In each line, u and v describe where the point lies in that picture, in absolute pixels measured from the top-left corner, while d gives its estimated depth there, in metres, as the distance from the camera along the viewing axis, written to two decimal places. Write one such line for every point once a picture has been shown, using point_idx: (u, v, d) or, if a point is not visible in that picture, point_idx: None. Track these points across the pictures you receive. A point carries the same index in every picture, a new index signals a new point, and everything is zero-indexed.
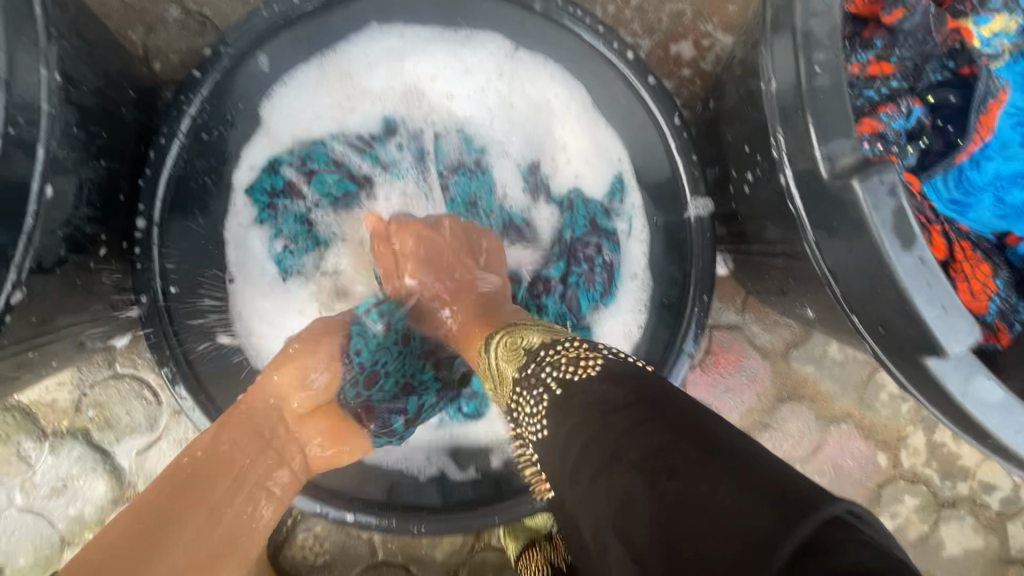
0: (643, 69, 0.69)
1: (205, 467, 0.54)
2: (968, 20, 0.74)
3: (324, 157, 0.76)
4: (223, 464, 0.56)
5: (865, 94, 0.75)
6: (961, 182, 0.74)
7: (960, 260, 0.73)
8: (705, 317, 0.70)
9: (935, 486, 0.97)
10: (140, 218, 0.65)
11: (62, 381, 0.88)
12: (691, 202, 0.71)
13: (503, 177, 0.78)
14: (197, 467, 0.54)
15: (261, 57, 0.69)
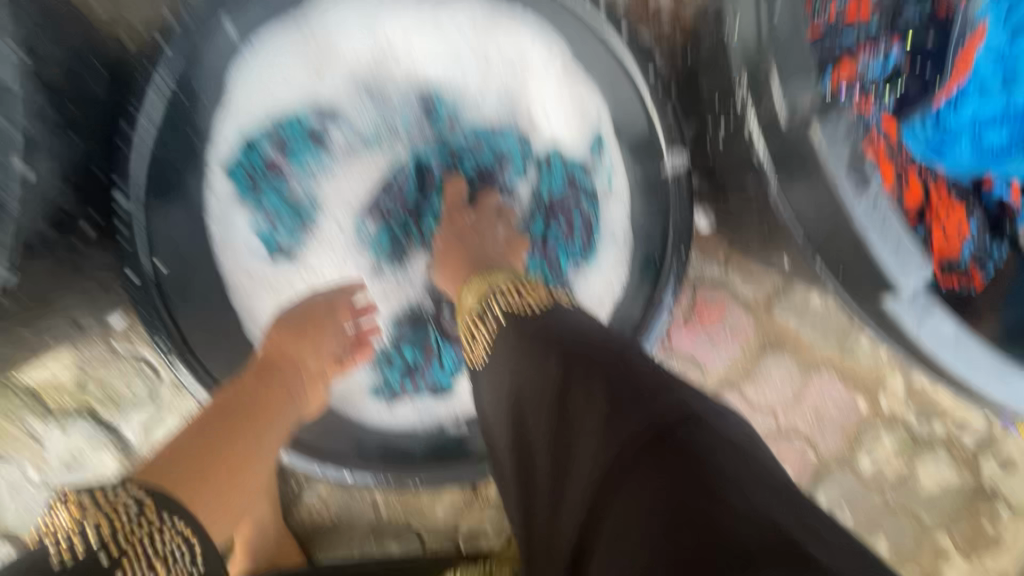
0: (614, 22, 0.69)
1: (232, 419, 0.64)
2: None
3: (299, 131, 0.77)
4: (262, 406, 0.67)
5: (847, 36, 0.73)
6: (939, 126, 0.76)
7: (936, 204, 0.77)
8: (683, 269, 0.73)
9: (912, 427, 1.01)
10: (120, 194, 0.65)
11: (63, 361, 0.90)
12: (667, 157, 0.72)
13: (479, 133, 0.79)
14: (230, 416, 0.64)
15: (226, 26, 0.68)
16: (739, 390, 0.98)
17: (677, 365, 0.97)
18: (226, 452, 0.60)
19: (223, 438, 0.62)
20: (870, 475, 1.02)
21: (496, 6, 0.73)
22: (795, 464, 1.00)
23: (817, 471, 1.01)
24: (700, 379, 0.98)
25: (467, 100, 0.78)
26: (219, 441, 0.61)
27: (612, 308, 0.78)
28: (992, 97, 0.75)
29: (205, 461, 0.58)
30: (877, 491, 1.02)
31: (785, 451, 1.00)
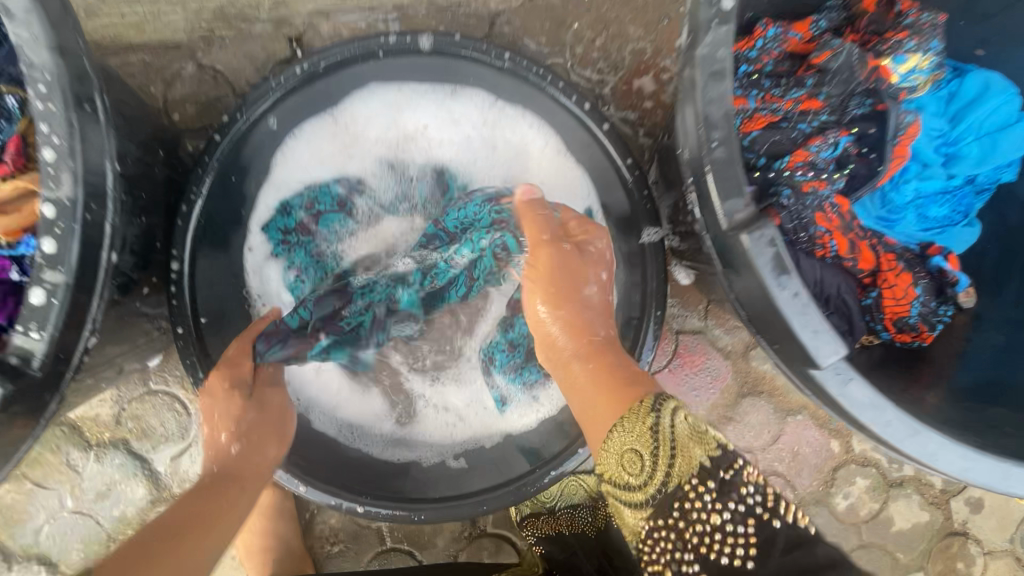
0: (599, 118, 0.81)
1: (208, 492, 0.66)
2: (888, 59, 0.87)
3: (329, 198, 0.86)
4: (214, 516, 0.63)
5: (799, 127, 0.86)
6: (885, 202, 0.90)
7: (887, 270, 0.88)
8: (660, 328, 0.83)
9: (884, 468, 1.08)
10: (174, 262, 0.76)
11: (103, 398, 1.00)
12: (645, 231, 0.82)
13: None
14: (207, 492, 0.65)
15: (270, 119, 0.80)
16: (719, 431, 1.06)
17: None
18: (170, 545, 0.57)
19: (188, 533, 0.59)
20: (845, 513, 1.08)
21: (502, 102, 0.86)
22: None
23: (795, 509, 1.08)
24: None
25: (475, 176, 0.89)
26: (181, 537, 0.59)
27: None
28: (929, 177, 0.90)
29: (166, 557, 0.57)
30: (853, 529, 1.08)
31: None
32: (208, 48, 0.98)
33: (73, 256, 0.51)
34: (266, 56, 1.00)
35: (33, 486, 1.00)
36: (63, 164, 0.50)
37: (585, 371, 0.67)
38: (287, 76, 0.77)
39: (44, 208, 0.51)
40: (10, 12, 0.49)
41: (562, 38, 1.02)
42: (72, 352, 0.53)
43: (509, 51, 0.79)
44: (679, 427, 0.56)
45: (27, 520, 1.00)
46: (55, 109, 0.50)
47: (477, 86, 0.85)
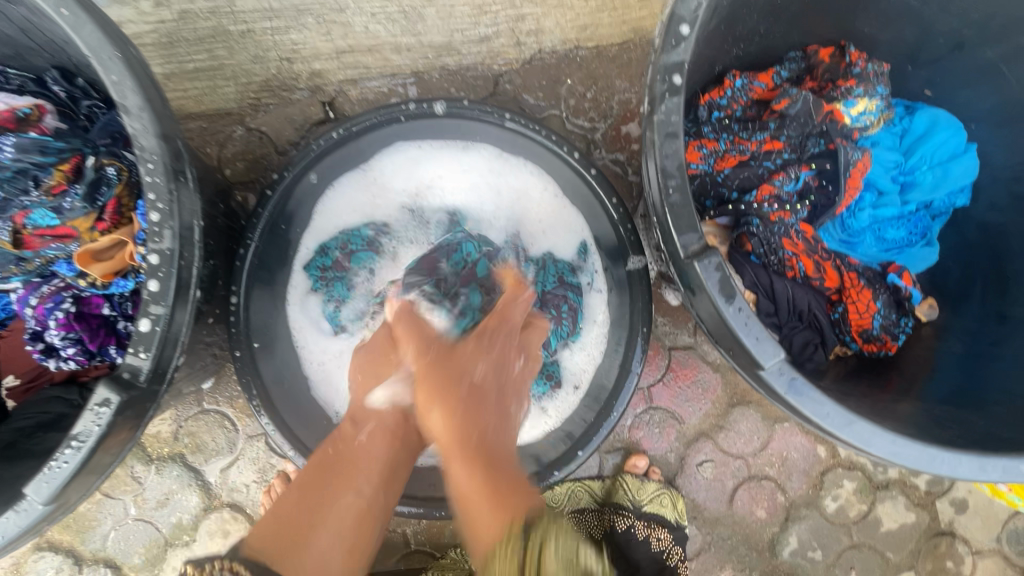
0: (587, 164, 0.95)
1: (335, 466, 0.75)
2: (840, 103, 1.00)
3: (360, 240, 1.01)
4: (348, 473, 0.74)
5: (764, 165, 0.99)
6: (845, 227, 1.02)
7: (850, 288, 0.98)
8: (648, 344, 0.94)
9: (869, 471, 1.16)
10: (234, 296, 0.90)
11: (164, 417, 1.14)
12: (630, 259, 0.95)
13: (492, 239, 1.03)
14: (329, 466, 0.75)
15: (310, 175, 0.95)
16: (713, 439, 1.16)
17: (657, 418, 1.16)
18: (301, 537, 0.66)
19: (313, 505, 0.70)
20: (835, 515, 1.16)
21: (506, 153, 1.00)
22: (767, 505, 1.16)
23: (787, 512, 1.16)
24: (678, 430, 1.16)
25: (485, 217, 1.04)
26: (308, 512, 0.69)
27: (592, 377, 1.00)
28: (884, 204, 1.02)
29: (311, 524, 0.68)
30: (843, 529, 1.16)
31: (757, 493, 1.16)
32: (255, 114, 1.16)
33: (172, 293, 0.66)
34: (304, 118, 1.17)
35: (103, 496, 1.13)
36: (166, 222, 0.65)
37: (464, 470, 0.69)
38: (325, 140, 0.92)
39: (149, 257, 0.65)
40: (129, 111, 0.64)
41: (557, 93, 1.18)
42: (166, 368, 0.67)
43: (509, 112, 0.94)
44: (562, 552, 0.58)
45: (96, 526, 1.14)
46: (160, 181, 0.65)
47: (484, 141, 1.00)
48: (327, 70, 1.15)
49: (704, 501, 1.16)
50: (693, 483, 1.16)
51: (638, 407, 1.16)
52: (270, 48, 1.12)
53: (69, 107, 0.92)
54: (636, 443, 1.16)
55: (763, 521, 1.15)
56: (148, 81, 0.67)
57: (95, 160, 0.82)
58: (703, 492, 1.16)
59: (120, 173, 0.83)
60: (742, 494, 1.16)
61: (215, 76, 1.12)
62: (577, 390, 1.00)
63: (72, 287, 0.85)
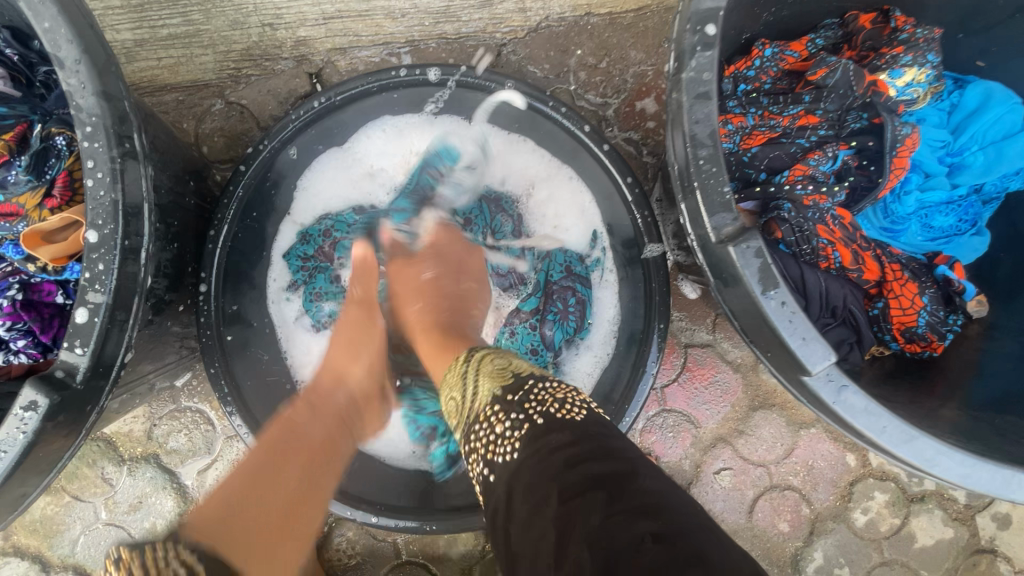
0: (600, 139, 0.83)
1: (278, 449, 0.67)
2: (884, 73, 0.89)
3: (346, 226, 0.91)
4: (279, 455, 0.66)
5: (797, 142, 0.88)
6: (888, 213, 0.91)
7: (892, 280, 0.88)
8: (663, 342, 0.82)
9: (903, 482, 1.06)
10: (203, 284, 0.81)
11: (136, 415, 1.05)
12: (646, 247, 0.83)
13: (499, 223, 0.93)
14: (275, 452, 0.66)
15: (289, 150, 0.84)
16: (732, 445, 1.06)
17: (672, 422, 1.06)
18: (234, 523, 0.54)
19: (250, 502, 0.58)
20: (865, 529, 1.06)
21: (508, 130, 0.90)
22: (791, 518, 1.06)
23: (813, 525, 1.06)
24: (694, 435, 1.06)
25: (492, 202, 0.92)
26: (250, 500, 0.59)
27: (592, 387, 0.89)
28: (934, 188, 0.90)
29: (249, 513, 0.57)
30: (873, 545, 1.06)
31: (780, 505, 1.06)
32: (235, 85, 1.06)
33: (111, 277, 0.56)
34: (287, 89, 1.06)
35: (71, 499, 1.05)
36: (106, 195, 0.56)
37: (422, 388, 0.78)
38: (305, 110, 0.81)
39: (87, 235, 0.56)
40: (63, 64, 0.55)
41: (566, 65, 1.07)
42: (111, 365, 0.59)
43: (513, 78, 0.82)
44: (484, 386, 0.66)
45: (65, 531, 1.06)
46: (101, 148, 0.56)
47: (484, 116, 0.89)
48: (314, 37, 1.04)
49: (722, 512, 1.06)
50: (710, 492, 1.06)
51: (650, 410, 1.06)
52: (250, 12, 1.01)
53: (22, 71, 0.78)
54: (648, 449, 1.06)
55: (785, 535, 1.06)
56: (89, 30, 0.57)
57: (43, 129, 0.73)
58: (720, 502, 1.06)
59: (71, 142, 0.73)
60: (763, 505, 1.06)
61: (190, 43, 1.02)
62: None
63: (20, 273, 0.76)
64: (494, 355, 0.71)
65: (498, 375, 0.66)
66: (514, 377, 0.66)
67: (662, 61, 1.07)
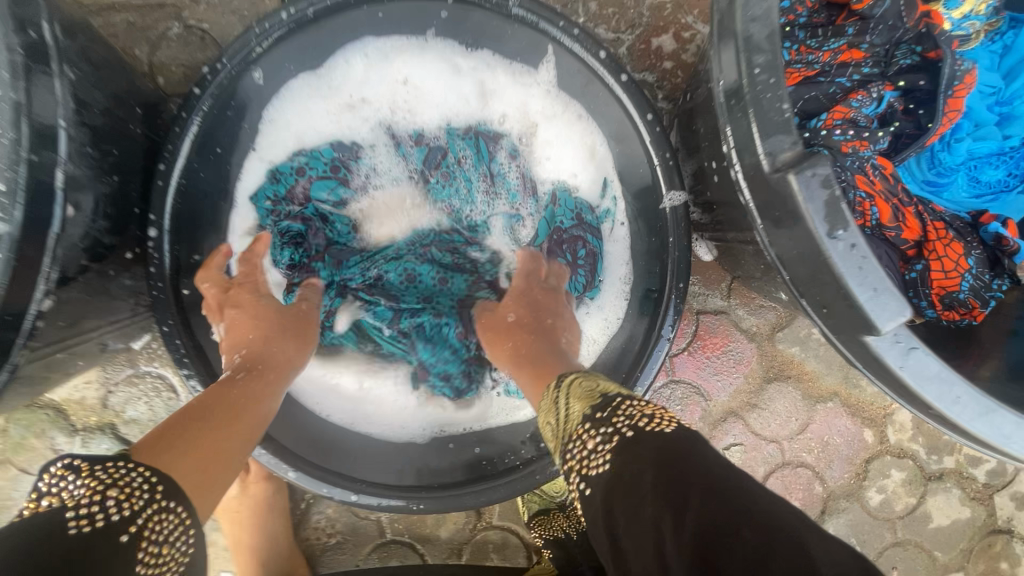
0: (617, 68, 0.71)
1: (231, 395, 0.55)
2: (939, 4, 0.78)
3: (322, 164, 0.79)
4: (234, 401, 0.55)
5: (837, 81, 0.77)
6: (934, 164, 0.82)
7: (934, 240, 0.78)
8: (682, 303, 0.73)
9: (921, 460, 1.00)
10: (150, 229, 0.69)
11: (88, 380, 0.95)
12: (665, 194, 0.73)
13: (500, 165, 0.82)
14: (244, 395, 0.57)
15: (254, 72, 0.72)
16: (743, 419, 0.99)
17: (680, 394, 0.98)
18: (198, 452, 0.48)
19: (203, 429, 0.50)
20: (879, 509, 1.00)
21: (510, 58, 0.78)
22: (802, 497, 0.99)
23: (825, 504, 1.00)
24: (704, 409, 0.98)
25: (490, 141, 0.81)
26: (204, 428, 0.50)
27: (600, 353, 0.81)
28: (986, 136, 0.81)
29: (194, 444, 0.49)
30: (887, 525, 1.01)
31: (792, 483, 0.99)
32: (195, 6, 0.92)
33: (14, 199, 0.46)
34: (255, 12, 0.93)
35: (18, 472, 0.95)
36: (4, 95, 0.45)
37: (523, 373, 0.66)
38: (271, 23, 0.69)
39: None
40: None
41: None
42: (23, 314, 0.48)
43: None
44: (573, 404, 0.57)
45: (12, 506, 0.96)
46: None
47: (484, 41, 0.77)
48: None
49: None
50: None
51: (657, 381, 0.98)
52: None
53: None
54: None
55: None
56: None
57: None
58: None
59: None
60: (774, 483, 0.99)
61: None
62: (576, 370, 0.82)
63: None
64: (583, 377, 0.60)
65: (586, 390, 0.58)
66: (602, 395, 0.55)
67: None
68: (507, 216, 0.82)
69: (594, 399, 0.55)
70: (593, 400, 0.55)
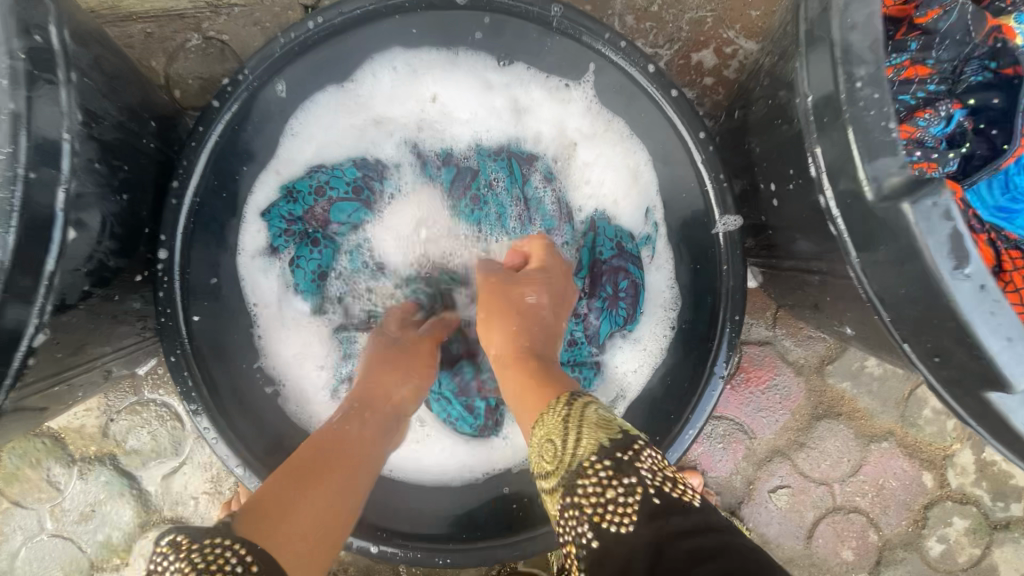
0: (667, 83, 0.65)
1: (324, 456, 0.54)
2: (1010, 19, 0.72)
3: (344, 184, 0.74)
4: (345, 457, 0.55)
5: (899, 99, 0.72)
6: (1008, 188, 0.72)
7: (1011, 269, 0.72)
8: (737, 339, 0.67)
9: (986, 507, 0.92)
10: (161, 250, 0.64)
11: (90, 407, 0.89)
12: (719, 220, 0.67)
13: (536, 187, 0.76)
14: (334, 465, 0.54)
15: (277, 84, 0.67)
16: (790, 460, 0.91)
17: (721, 431, 0.91)
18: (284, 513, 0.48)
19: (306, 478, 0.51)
20: (939, 560, 0.92)
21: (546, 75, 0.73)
22: (855, 545, 0.91)
23: (880, 554, 0.92)
24: (747, 447, 0.91)
25: (525, 163, 0.76)
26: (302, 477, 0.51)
27: (638, 391, 0.75)
28: None
29: (281, 509, 0.48)
30: None
31: (843, 529, 0.91)
32: (215, 17, 0.88)
33: None
34: (276, 24, 0.89)
35: (12, 505, 0.89)
36: None
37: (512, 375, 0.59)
38: (297, 32, 0.63)
39: None
40: None
41: (610, 6, 0.90)
42: None
43: (560, 4, 0.64)
44: (591, 415, 0.52)
45: (4, 541, 0.90)
46: None
47: (519, 55, 0.72)
48: None
49: (776, 537, 0.91)
50: (762, 514, 0.91)
51: None
52: None
53: None
54: (693, 462, 0.91)
55: (848, 564, 0.91)
56: None
57: None
58: (774, 526, 0.91)
59: None
60: (824, 530, 0.91)
61: None
62: (617, 407, 0.75)
63: None
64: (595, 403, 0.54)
65: (601, 421, 0.51)
66: (621, 430, 0.51)
67: (724, 4, 0.90)
68: (543, 239, 0.76)
69: (614, 432, 0.50)
70: (613, 434, 0.50)
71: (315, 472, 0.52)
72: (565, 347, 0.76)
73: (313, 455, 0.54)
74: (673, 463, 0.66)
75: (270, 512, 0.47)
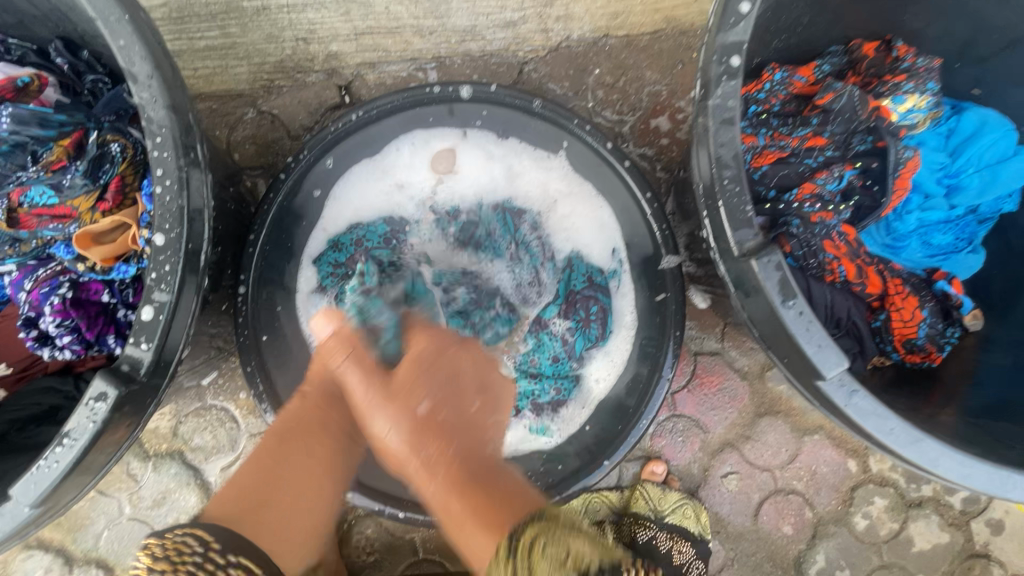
0: (620, 155, 0.88)
1: (283, 434, 0.75)
2: (887, 100, 0.94)
3: (377, 237, 0.94)
4: (293, 440, 0.75)
5: (805, 162, 0.93)
6: (890, 231, 0.97)
7: (895, 294, 0.93)
8: (679, 347, 0.87)
9: (902, 488, 1.11)
10: (241, 285, 0.85)
11: (163, 412, 1.09)
12: (663, 258, 0.88)
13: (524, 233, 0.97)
14: (287, 436, 0.75)
15: (327, 159, 0.89)
16: (738, 450, 1.10)
17: (681, 426, 1.10)
18: (261, 502, 0.69)
19: (264, 479, 0.70)
20: (865, 533, 1.10)
21: (530, 148, 0.95)
22: (794, 521, 1.10)
23: (815, 528, 1.10)
24: (702, 440, 1.10)
25: (515, 215, 0.97)
26: (264, 473, 0.71)
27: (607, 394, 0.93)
28: (931, 208, 0.96)
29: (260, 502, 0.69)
30: (873, 549, 1.10)
31: (784, 508, 1.10)
32: (267, 96, 1.10)
33: (175, 275, 0.60)
34: (317, 100, 1.11)
35: (97, 493, 1.08)
36: (171, 199, 0.60)
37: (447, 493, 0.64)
38: (343, 122, 0.87)
39: (155, 238, 0.60)
40: (136, 79, 0.59)
41: (584, 84, 1.12)
42: (170, 361, 0.62)
43: (539, 96, 0.88)
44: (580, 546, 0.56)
45: (89, 525, 1.08)
46: (168, 157, 0.60)
47: (512, 132, 0.94)
48: (344, 52, 1.09)
49: (728, 515, 1.10)
50: (717, 495, 1.10)
51: (661, 415, 1.10)
52: (285, 26, 1.07)
53: (71, 81, 0.82)
54: (658, 452, 1.10)
55: (789, 538, 1.10)
56: (158, 47, 0.61)
57: (98, 136, 0.78)
58: (727, 505, 1.10)
59: (124, 150, 0.78)
60: (767, 508, 1.10)
61: (227, 54, 1.08)
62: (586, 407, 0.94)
63: (70, 273, 0.80)
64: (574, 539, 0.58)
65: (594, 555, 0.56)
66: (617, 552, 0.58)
67: (675, 81, 1.12)
68: (531, 273, 0.96)
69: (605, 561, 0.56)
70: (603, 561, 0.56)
71: (272, 464, 0.72)
72: (547, 360, 0.94)
73: (275, 437, 0.75)
74: (633, 444, 0.85)
75: (241, 504, 0.68)
